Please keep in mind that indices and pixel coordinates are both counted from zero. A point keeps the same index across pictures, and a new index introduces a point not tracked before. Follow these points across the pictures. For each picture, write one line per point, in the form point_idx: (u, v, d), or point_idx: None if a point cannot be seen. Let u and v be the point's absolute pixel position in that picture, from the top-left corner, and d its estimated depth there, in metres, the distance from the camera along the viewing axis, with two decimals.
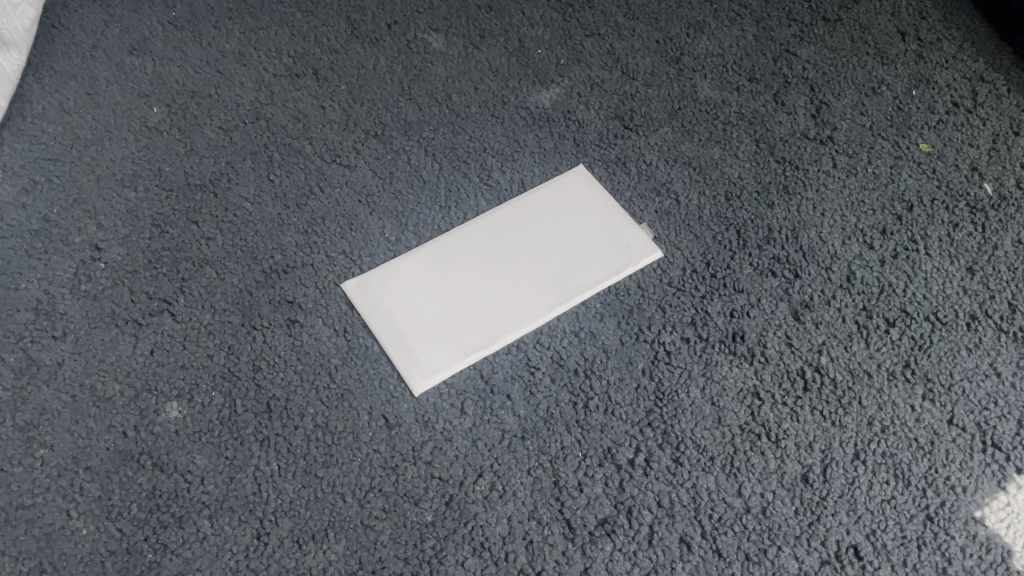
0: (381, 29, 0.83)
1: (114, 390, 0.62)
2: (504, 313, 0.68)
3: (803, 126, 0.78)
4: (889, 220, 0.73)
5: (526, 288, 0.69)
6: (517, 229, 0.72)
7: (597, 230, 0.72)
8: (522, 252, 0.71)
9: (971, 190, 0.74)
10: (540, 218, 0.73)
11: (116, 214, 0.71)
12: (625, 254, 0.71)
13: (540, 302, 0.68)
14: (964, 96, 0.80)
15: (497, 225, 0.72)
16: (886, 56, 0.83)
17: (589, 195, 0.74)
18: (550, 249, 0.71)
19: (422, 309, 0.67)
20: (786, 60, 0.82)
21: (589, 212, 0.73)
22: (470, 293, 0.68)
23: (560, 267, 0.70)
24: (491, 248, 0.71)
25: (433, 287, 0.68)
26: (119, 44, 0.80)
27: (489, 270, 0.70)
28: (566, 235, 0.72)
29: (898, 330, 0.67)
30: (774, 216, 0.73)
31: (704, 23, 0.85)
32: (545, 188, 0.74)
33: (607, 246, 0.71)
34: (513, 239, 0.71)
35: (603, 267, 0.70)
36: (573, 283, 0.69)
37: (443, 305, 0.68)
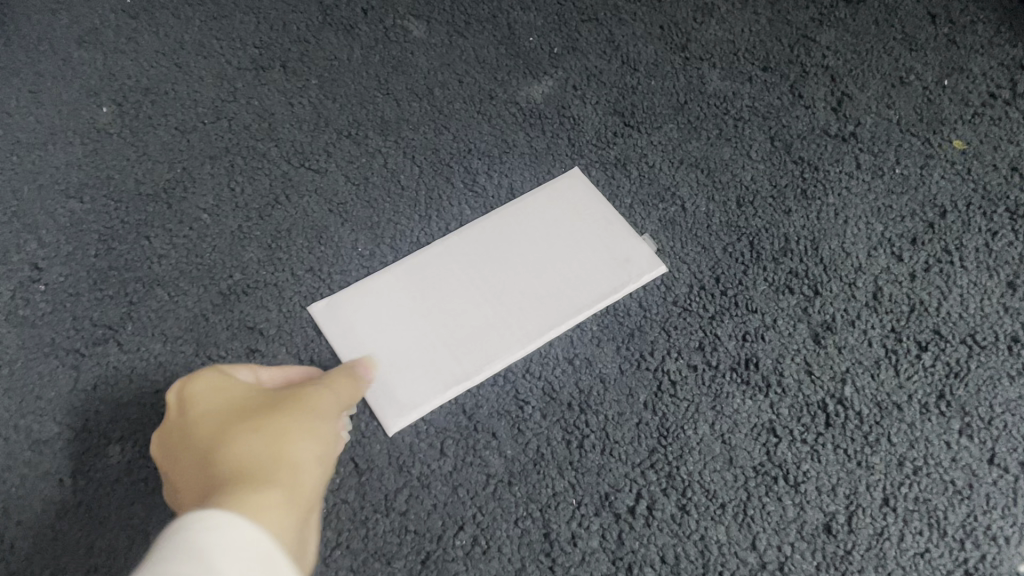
0: (357, 15, 0.75)
1: (51, 431, 0.56)
2: (490, 338, 0.60)
3: (823, 121, 0.70)
4: (920, 228, 0.65)
5: (514, 309, 0.61)
6: (505, 240, 0.64)
7: (595, 240, 0.64)
8: (511, 266, 0.63)
9: (1012, 193, 0.67)
10: (530, 228, 0.65)
11: (59, 229, 0.63)
12: (625, 268, 0.63)
13: (530, 325, 0.61)
14: (1002, 86, 0.72)
15: (482, 238, 0.64)
16: (914, 41, 0.75)
17: (585, 202, 0.66)
18: (542, 263, 0.63)
19: (397, 335, 0.60)
20: (804, 47, 0.74)
21: (585, 221, 0.65)
22: (451, 315, 0.61)
23: (554, 285, 0.62)
24: (476, 264, 0.63)
25: (411, 309, 0.61)
26: (66, 35, 0.73)
27: (473, 289, 0.62)
28: (560, 246, 0.64)
29: (931, 355, 0.60)
30: (792, 225, 0.65)
31: (712, 8, 0.77)
32: (537, 195, 0.67)
33: (606, 261, 0.64)
34: (501, 252, 0.64)
35: (600, 285, 0.63)
36: (568, 302, 0.62)
37: (421, 331, 0.60)
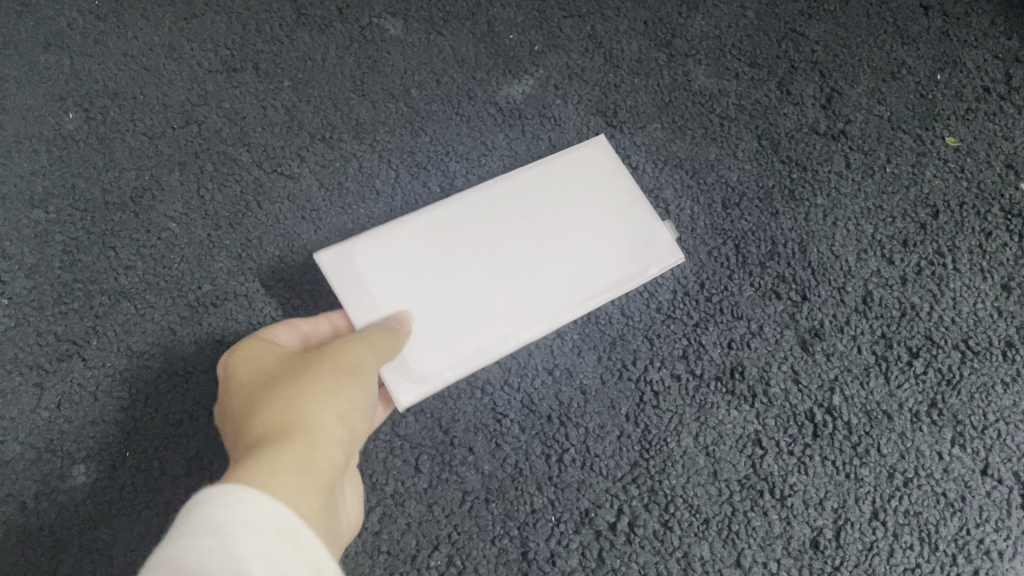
0: (331, 13, 0.73)
1: (14, 451, 0.54)
2: (510, 309, 0.56)
3: (812, 118, 0.68)
4: (912, 229, 0.63)
5: (538, 279, 0.57)
6: (525, 205, 0.59)
7: (623, 213, 0.60)
8: (536, 232, 0.58)
9: (1007, 192, 0.65)
10: (556, 192, 0.60)
11: (23, 240, 0.62)
12: (652, 252, 0.59)
13: (553, 300, 0.56)
14: (997, 80, 0.70)
15: (505, 198, 0.59)
16: (907, 34, 0.72)
17: (612, 170, 0.62)
18: (567, 231, 0.59)
19: (411, 296, 0.55)
20: (792, 41, 0.72)
21: (611, 190, 0.61)
22: (471, 280, 0.56)
23: (573, 262, 0.58)
24: (495, 228, 0.58)
25: (428, 268, 0.56)
26: (31, 38, 0.70)
27: (495, 252, 0.57)
28: (583, 219, 0.59)
29: (923, 362, 0.58)
30: (779, 227, 0.63)
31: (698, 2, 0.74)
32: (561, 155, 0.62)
33: (628, 243, 0.59)
34: (525, 216, 0.59)
35: (619, 268, 0.58)
36: (593, 279, 0.58)
37: (439, 294, 0.55)
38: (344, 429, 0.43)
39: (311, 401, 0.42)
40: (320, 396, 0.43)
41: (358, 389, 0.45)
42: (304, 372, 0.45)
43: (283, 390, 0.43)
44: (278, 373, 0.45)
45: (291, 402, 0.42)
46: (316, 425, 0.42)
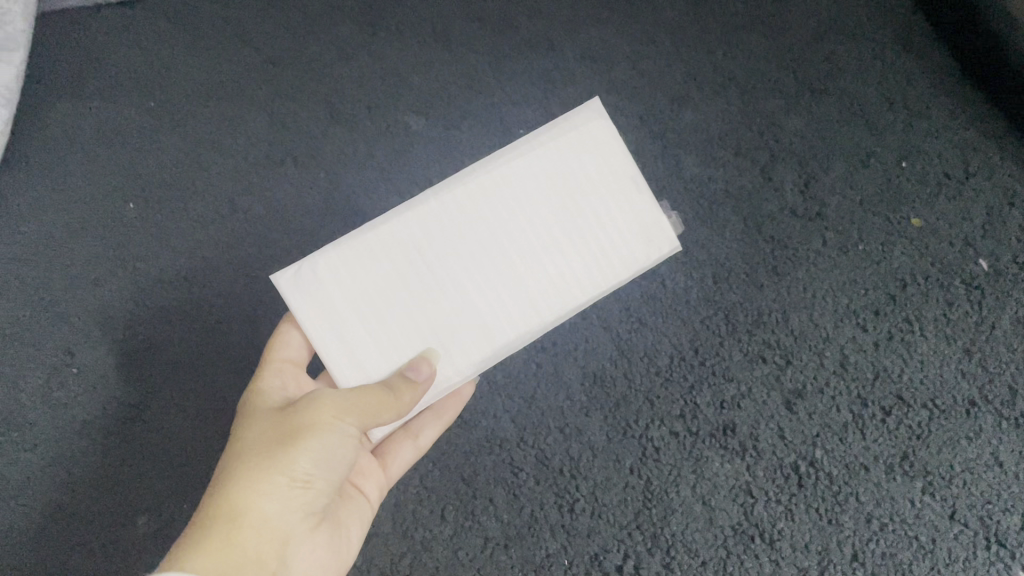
0: (361, 111, 0.80)
1: (98, 495, 0.67)
2: (492, 323, 0.52)
3: (791, 203, 0.76)
4: (883, 300, 0.71)
5: (523, 286, 0.52)
6: (496, 208, 0.52)
7: (623, 194, 0.53)
8: (506, 242, 0.52)
9: (967, 266, 0.72)
10: (546, 172, 0.52)
11: (91, 316, 0.71)
12: (653, 241, 0.53)
13: (526, 324, 0.52)
14: (956, 166, 0.77)
15: (484, 189, 0.52)
16: (874, 126, 0.80)
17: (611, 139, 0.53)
18: (559, 225, 0.52)
19: (374, 319, 0.52)
20: (773, 134, 0.79)
21: (612, 165, 0.53)
22: (434, 305, 0.52)
23: (554, 272, 0.52)
24: (461, 242, 0.52)
25: (393, 286, 0.52)
26: (93, 136, 0.78)
27: (467, 261, 0.52)
28: (565, 220, 0.52)
29: (895, 419, 0.66)
30: (764, 299, 0.71)
31: (685, 98, 0.81)
32: (554, 124, 0.53)
33: (621, 244, 0.53)
34: (502, 217, 0.52)
35: (610, 275, 0.53)
36: (588, 278, 0.53)
37: (405, 315, 0.52)
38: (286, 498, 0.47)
39: (250, 477, 0.46)
40: (258, 474, 0.46)
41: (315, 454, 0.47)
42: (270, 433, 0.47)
43: (241, 453, 0.47)
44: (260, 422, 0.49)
45: (237, 474, 0.46)
46: (249, 506, 0.45)
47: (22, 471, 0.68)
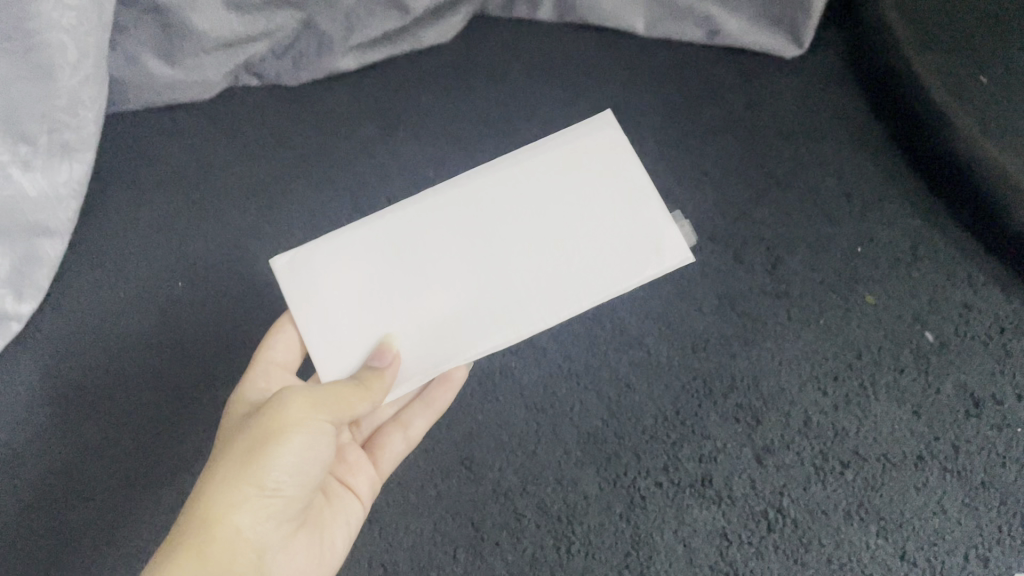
0: (383, 203, 0.92)
1: (150, 536, 0.77)
2: (470, 313, 0.65)
3: (760, 282, 0.86)
4: (841, 367, 0.81)
5: (501, 282, 0.66)
6: (516, 200, 0.68)
7: (608, 211, 0.67)
8: (519, 229, 0.67)
9: (915, 337, 0.83)
10: (536, 188, 0.68)
11: (143, 380, 0.84)
12: (647, 251, 0.65)
13: (528, 300, 0.65)
14: (905, 250, 0.88)
15: (477, 198, 0.68)
16: (832, 215, 0.91)
17: (615, 163, 0.69)
18: (564, 216, 0.67)
19: (370, 297, 0.66)
20: (744, 222, 0.90)
21: (597, 187, 0.68)
22: (458, 277, 0.66)
23: (557, 257, 0.66)
24: (485, 224, 0.67)
25: (389, 270, 0.67)
26: (146, 223, 0.91)
27: (489, 240, 0.67)
28: (572, 213, 0.67)
29: (852, 471, 0.76)
30: (737, 366, 0.81)
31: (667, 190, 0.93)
32: (555, 149, 0.70)
33: (618, 239, 0.66)
34: (518, 207, 0.68)
35: (606, 262, 0.66)
36: (562, 283, 0.65)
37: (397, 296, 0.66)
38: (259, 510, 0.55)
39: (217, 491, 0.54)
40: (230, 483, 0.54)
41: (279, 460, 0.55)
42: (238, 449, 0.55)
43: (220, 462, 0.55)
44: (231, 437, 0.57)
45: (213, 483, 0.54)
46: (222, 511, 0.54)
47: (87, 518, 0.78)
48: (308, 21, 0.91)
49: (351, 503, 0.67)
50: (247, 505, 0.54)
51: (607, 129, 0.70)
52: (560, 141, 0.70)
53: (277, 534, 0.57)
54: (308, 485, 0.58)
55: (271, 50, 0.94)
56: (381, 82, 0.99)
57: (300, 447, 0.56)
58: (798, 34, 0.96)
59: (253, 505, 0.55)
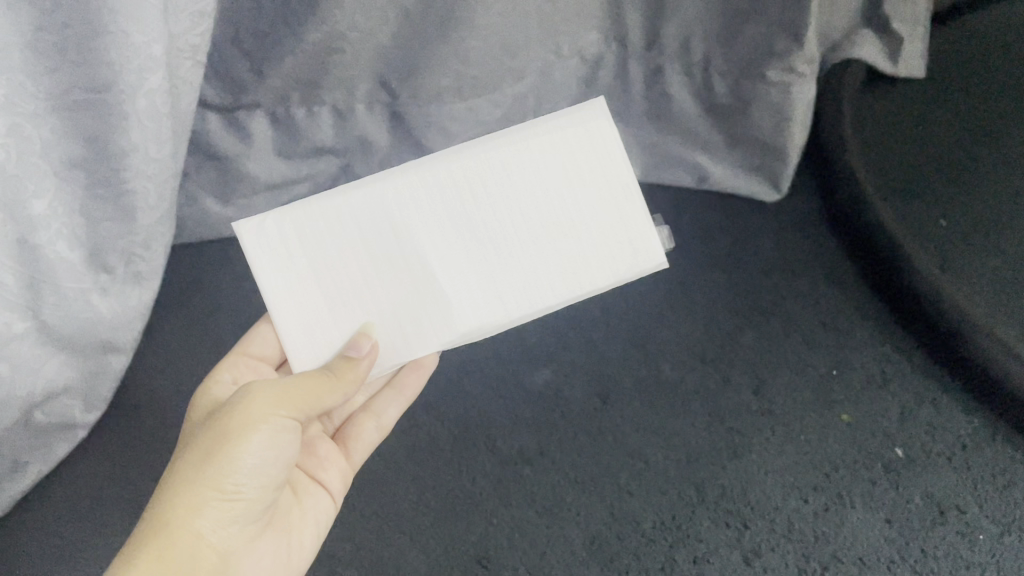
0: None
1: None
2: (451, 300, 0.74)
3: (747, 400, 0.97)
4: (820, 478, 0.92)
5: (484, 271, 0.74)
6: (494, 189, 0.74)
7: (594, 204, 0.75)
8: (497, 222, 0.74)
9: (885, 452, 0.94)
10: (522, 168, 0.74)
11: None
12: (623, 257, 0.75)
13: (507, 298, 0.74)
14: (875, 373, 0.99)
15: (461, 177, 0.73)
16: (810, 338, 1.02)
17: (603, 150, 0.74)
18: (544, 212, 0.74)
19: (354, 278, 0.73)
20: (732, 347, 1.01)
21: (585, 176, 0.75)
22: (436, 268, 0.74)
23: (535, 255, 0.74)
24: (465, 214, 0.73)
25: (369, 249, 0.73)
26: (202, 345, 1.05)
27: (469, 231, 0.74)
28: (551, 209, 0.74)
29: (832, 572, 0.88)
30: (727, 476, 0.93)
31: (656, 307, 1.05)
32: (550, 126, 0.74)
33: (599, 242, 0.75)
34: (498, 196, 0.74)
35: (586, 263, 0.75)
36: (538, 278, 0.74)
37: (380, 279, 0.73)
38: (221, 510, 0.65)
39: (182, 495, 0.64)
40: (195, 484, 0.64)
41: (240, 461, 0.65)
42: (202, 450, 0.65)
43: (187, 462, 0.65)
44: (199, 432, 0.67)
45: (179, 484, 0.64)
46: (188, 511, 0.63)
47: None
48: (347, 167, 1.12)
49: (322, 495, 0.78)
50: (212, 503, 0.64)
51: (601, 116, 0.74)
52: (557, 120, 0.75)
53: (241, 530, 0.67)
54: (270, 482, 0.67)
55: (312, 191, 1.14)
56: None
57: (259, 448, 0.65)
58: (777, 178, 1.18)
59: (216, 505, 0.64)
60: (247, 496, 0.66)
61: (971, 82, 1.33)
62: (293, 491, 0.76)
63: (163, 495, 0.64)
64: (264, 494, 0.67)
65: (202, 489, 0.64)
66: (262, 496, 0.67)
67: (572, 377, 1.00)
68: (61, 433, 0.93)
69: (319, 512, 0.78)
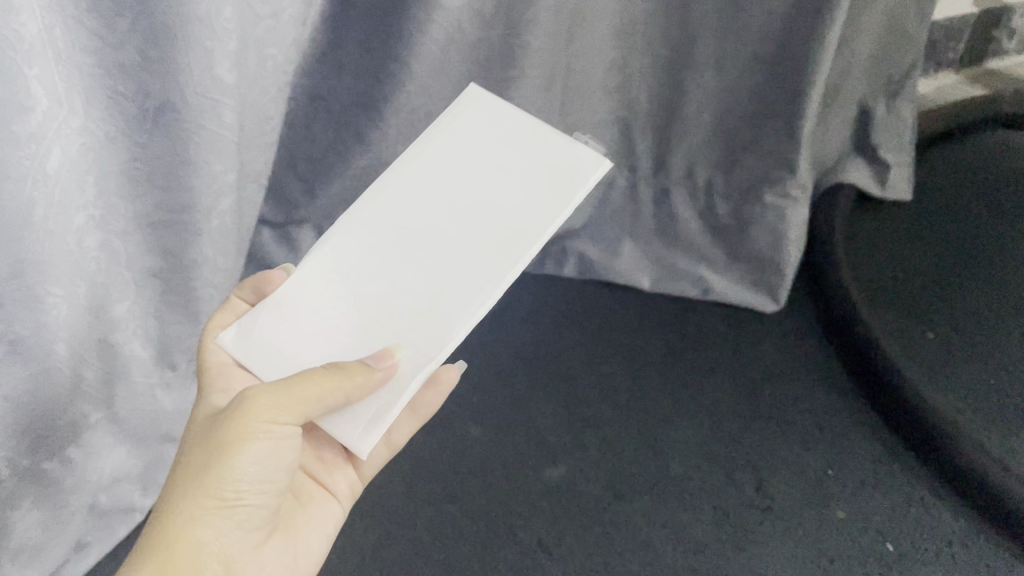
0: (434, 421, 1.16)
1: None
2: (443, 285, 0.72)
3: (749, 497, 1.06)
4: (818, 571, 0.99)
5: (462, 253, 0.73)
6: (432, 188, 0.78)
7: (515, 155, 0.78)
8: (452, 208, 0.76)
9: (879, 549, 1.01)
10: (436, 164, 0.79)
11: None
12: (573, 168, 0.76)
13: (494, 258, 0.72)
14: (867, 473, 1.08)
15: (388, 206, 0.77)
16: (807, 441, 1.12)
17: (496, 120, 0.82)
18: (487, 177, 0.78)
19: (338, 321, 0.72)
20: (734, 446, 1.11)
21: (496, 147, 0.80)
22: (412, 262, 0.73)
23: (507, 213, 0.74)
24: (417, 216, 0.76)
25: (339, 298, 0.73)
26: None
27: (432, 223, 0.75)
28: (489, 171, 0.78)
29: None
30: (731, 568, 1.00)
31: (658, 403, 1.17)
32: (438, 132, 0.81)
33: (546, 170, 0.77)
34: (440, 188, 0.77)
35: (550, 192, 0.75)
36: (516, 229, 0.73)
37: (360, 308, 0.72)
38: (220, 519, 0.63)
39: (177, 512, 0.62)
40: (190, 495, 0.63)
41: (237, 470, 0.63)
42: (199, 460, 0.64)
43: (185, 475, 0.64)
44: (199, 440, 0.65)
45: (175, 500, 0.63)
46: (184, 526, 0.62)
47: None
48: None
49: (328, 502, 0.79)
50: (211, 516, 0.63)
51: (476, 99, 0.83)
52: (442, 122, 0.82)
53: (245, 541, 0.66)
54: (272, 488, 0.66)
55: None
56: None
57: (258, 456, 0.64)
58: (775, 292, 1.27)
59: (215, 518, 0.63)
60: (248, 503, 0.65)
61: (961, 210, 1.44)
62: (294, 497, 0.77)
63: (163, 506, 0.64)
64: (266, 500, 0.66)
65: (201, 501, 0.63)
66: (264, 503, 0.66)
67: (587, 469, 1.09)
68: (120, 517, 1.01)
69: (326, 516, 0.78)
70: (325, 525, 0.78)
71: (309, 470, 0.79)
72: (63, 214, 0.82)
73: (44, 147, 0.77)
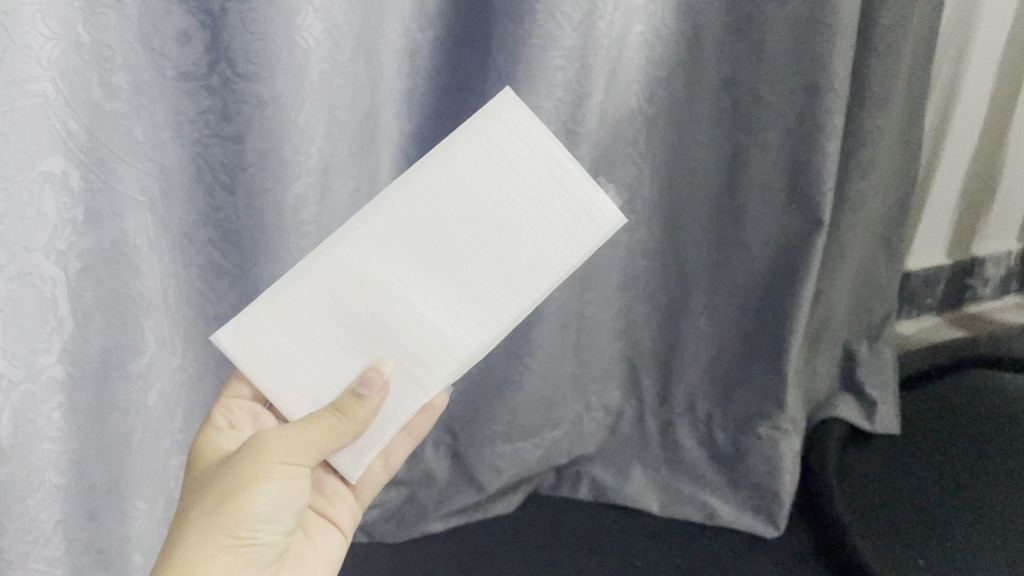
0: None
1: None
2: (441, 327, 0.79)
3: None
4: None
5: (462, 291, 0.79)
6: (442, 212, 0.78)
7: (537, 192, 0.78)
8: (459, 243, 0.78)
9: None
10: (450, 180, 0.78)
11: None
12: (583, 225, 0.78)
13: (491, 314, 0.78)
14: None
15: (398, 220, 0.78)
16: None
17: (529, 138, 0.78)
18: (499, 214, 0.78)
19: (342, 346, 0.79)
20: None
21: (520, 174, 0.78)
22: (416, 299, 0.79)
23: (511, 263, 0.78)
24: (424, 243, 0.78)
25: (343, 321, 0.79)
26: None
27: (438, 256, 0.78)
28: (503, 209, 0.78)
29: None
30: None
31: None
32: (464, 137, 0.78)
33: (560, 224, 0.78)
34: (450, 217, 0.78)
35: (556, 253, 0.78)
36: (518, 281, 0.78)
37: (365, 334, 0.79)
38: (236, 551, 0.72)
39: (199, 540, 0.71)
40: (211, 528, 0.71)
41: (253, 508, 0.72)
42: (217, 498, 0.72)
43: (204, 507, 0.72)
44: (209, 484, 0.73)
45: (197, 530, 0.71)
46: (206, 556, 0.70)
47: None
48: (412, 498, 1.41)
49: (334, 533, 0.93)
50: (229, 545, 0.72)
51: (512, 106, 0.78)
52: (466, 128, 0.78)
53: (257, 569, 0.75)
54: (281, 524, 0.75)
55: (380, 517, 1.39)
56: (463, 550, 1.39)
57: (272, 494, 0.73)
58: (775, 518, 1.38)
59: (233, 547, 0.72)
60: (260, 538, 0.74)
61: (954, 444, 1.56)
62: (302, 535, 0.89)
63: (181, 538, 0.71)
64: (277, 538, 0.76)
65: (219, 534, 0.71)
66: (274, 538, 0.75)
67: None
68: None
69: (330, 547, 0.92)
70: (330, 557, 0.91)
71: (315, 507, 0.93)
72: (153, 439, 1.02)
73: (147, 382, 0.98)
